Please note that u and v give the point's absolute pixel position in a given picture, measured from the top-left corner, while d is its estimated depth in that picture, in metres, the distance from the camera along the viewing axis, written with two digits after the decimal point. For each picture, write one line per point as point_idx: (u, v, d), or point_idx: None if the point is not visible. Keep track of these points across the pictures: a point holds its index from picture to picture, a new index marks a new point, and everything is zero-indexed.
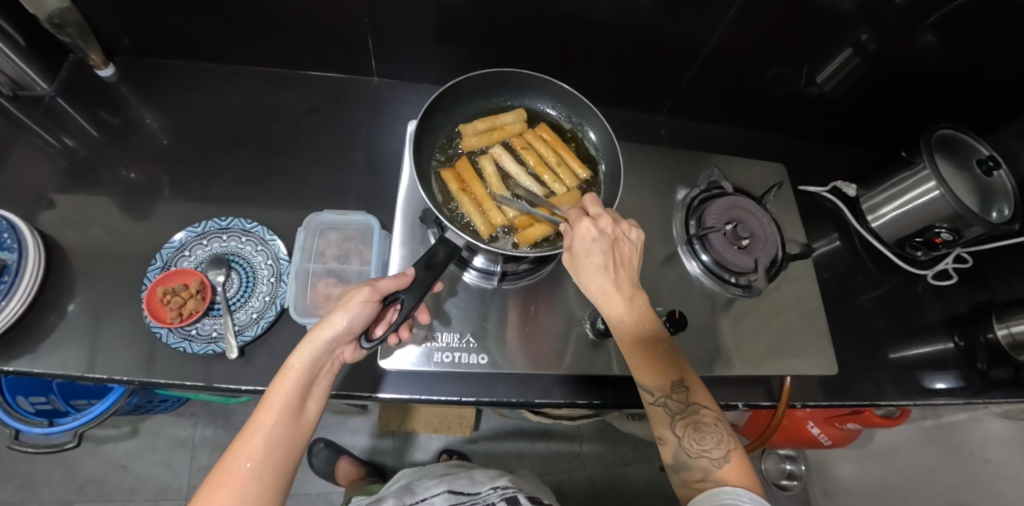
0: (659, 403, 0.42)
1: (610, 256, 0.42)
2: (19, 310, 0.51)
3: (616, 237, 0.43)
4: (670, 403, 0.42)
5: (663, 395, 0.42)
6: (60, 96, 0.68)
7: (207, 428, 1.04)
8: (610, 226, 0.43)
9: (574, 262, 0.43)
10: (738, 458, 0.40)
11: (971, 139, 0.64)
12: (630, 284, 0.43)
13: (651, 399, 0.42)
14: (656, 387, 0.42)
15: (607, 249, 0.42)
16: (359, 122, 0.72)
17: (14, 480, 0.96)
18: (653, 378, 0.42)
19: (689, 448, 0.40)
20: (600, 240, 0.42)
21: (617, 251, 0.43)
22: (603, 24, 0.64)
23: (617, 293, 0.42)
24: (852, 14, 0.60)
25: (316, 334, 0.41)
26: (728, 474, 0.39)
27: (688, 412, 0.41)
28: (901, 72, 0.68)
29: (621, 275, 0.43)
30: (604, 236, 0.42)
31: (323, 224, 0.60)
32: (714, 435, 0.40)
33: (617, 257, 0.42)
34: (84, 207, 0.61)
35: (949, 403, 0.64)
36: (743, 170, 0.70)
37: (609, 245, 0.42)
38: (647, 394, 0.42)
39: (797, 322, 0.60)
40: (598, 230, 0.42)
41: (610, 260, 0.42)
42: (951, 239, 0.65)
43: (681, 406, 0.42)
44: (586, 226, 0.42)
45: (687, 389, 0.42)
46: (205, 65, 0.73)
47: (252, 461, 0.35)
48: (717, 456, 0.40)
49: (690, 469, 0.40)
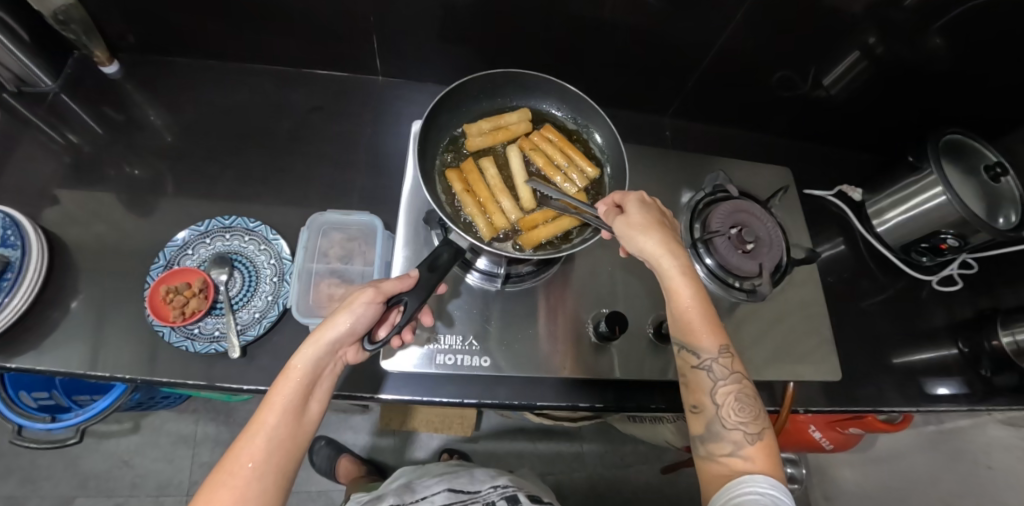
0: (702, 367, 0.42)
1: (663, 220, 0.45)
2: (22, 306, 0.51)
3: (663, 212, 0.47)
4: (716, 367, 0.42)
5: (709, 357, 0.42)
6: (64, 92, 0.68)
7: (209, 425, 1.04)
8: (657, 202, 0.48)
9: (629, 221, 0.44)
10: (769, 440, 0.40)
11: (978, 144, 0.63)
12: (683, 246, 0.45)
13: (695, 361, 0.42)
14: (704, 350, 0.42)
15: (661, 215, 0.46)
16: (362, 121, 0.72)
17: (16, 474, 0.97)
18: (703, 341, 0.42)
19: (724, 418, 0.40)
20: (653, 207, 0.46)
21: (667, 222, 0.46)
22: (608, 25, 0.64)
23: (677, 247, 0.43)
24: (859, 16, 0.59)
25: (320, 334, 0.41)
26: (757, 452, 0.38)
27: (729, 382, 0.41)
28: (910, 76, 0.67)
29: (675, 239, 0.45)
30: (655, 208, 0.47)
31: (326, 223, 0.60)
32: (752, 411, 0.40)
33: (667, 223, 0.46)
34: (87, 205, 0.61)
35: (951, 410, 0.64)
36: (748, 173, 0.70)
37: (660, 212, 0.46)
38: (692, 356, 0.43)
39: (801, 327, 0.60)
40: (650, 201, 0.47)
41: (666, 223, 0.45)
42: (957, 246, 0.65)
43: (725, 373, 0.42)
44: (640, 195, 0.46)
45: (733, 356, 0.42)
46: (209, 62, 0.72)
47: (253, 461, 0.35)
48: (752, 431, 0.39)
49: (721, 440, 0.40)
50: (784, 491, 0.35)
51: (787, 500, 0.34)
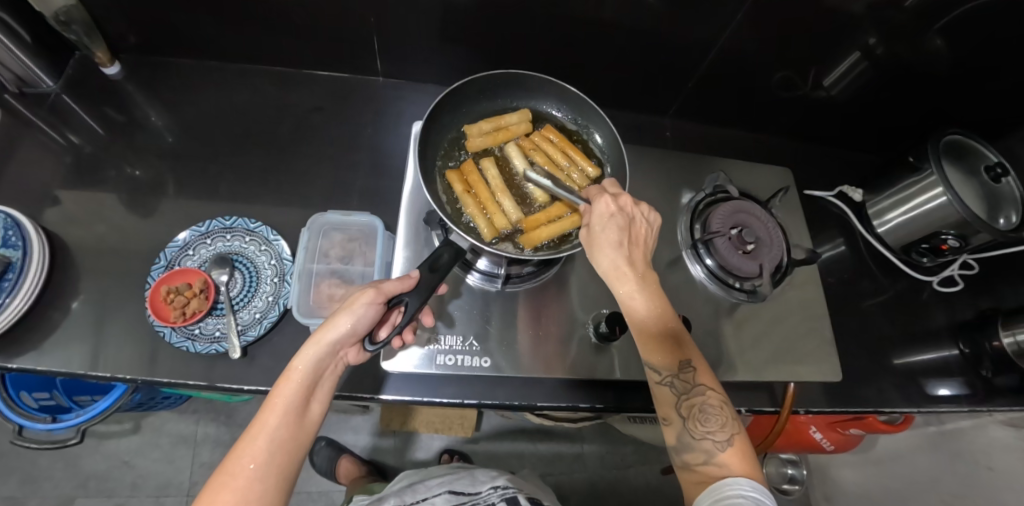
0: (665, 383, 0.42)
1: (626, 232, 0.43)
2: (23, 306, 0.51)
3: (633, 217, 0.45)
4: (678, 382, 0.42)
5: (671, 374, 0.42)
6: (66, 93, 0.68)
7: (209, 425, 1.04)
8: (628, 205, 0.45)
9: (590, 236, 0.44)
10: (741, 442, 0.39)
11: (978, 145, 0.64)
12: (642, 263, 0.44)
13: (657, 378, 0.42)
14: (663, 366, 0.42)
15: (623, 226, 0.44)
16: (363, 122, 0.72)
17: (16, 475, 0.96)
18: (663, 358, 0.42)
19: (693, 429, 0.40)
20: (618, 216, 0.44)
21: (633, 230, 0.44)
22: (609, 25, 0.64)
23: (629, 269, 0.42)
24: (860, 16, 0.59)
25: (320, 335, 0.41)
26: (731, 457, 0.38)
27: (694, 393, 0.41)
28: (911, 76, 0.67)
29: (635, 254, 0.44)
30: (622, 215, 0.44)
31: (327, 223, 0.60)
32: (719, 418, 0.40)
33: (632, 235, 0.44)
34: (89, 205, 0.61)
35: (953, 410, 0.64)
36: (749, 174, 0.70)
37: (626, 222, 0.44)
38: (653, 374, 0.42)
39: (801, 328, 0.60)
40: (617, 208, 0.44)
41: (627, 236, 0.44)
42: (958, 246, 0.65)
43: (687, 386, 0.41)
44: (605, 202, 0.44)
45: (694, 369, 0.42)
46: (210, 62, 0.73)
47: (256, 463, 0.35)
48: (721, 439, 0.39)
49: (693, 450, 0.39)
50: (764, 491, 0.35)
51: (770, 500, 0.34)
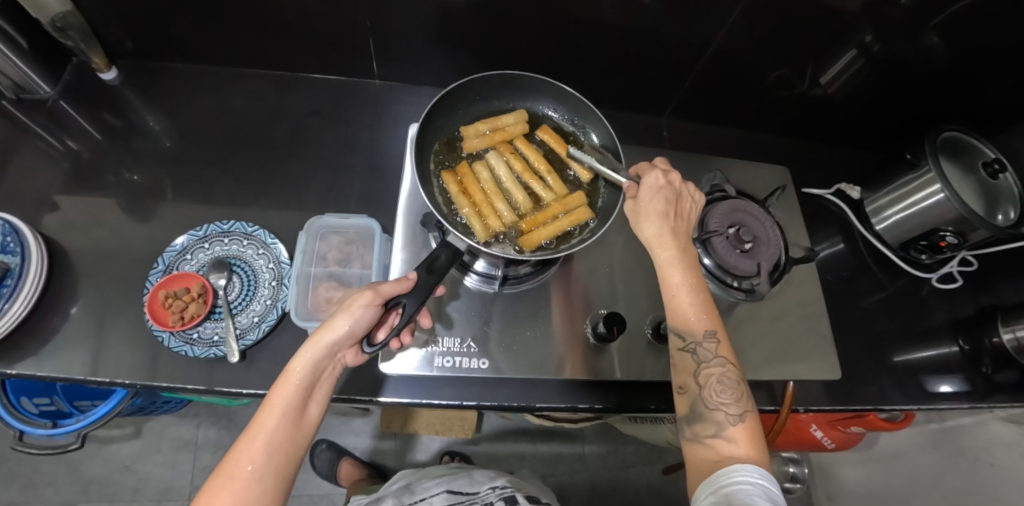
0: (687, 350, 0.42)
1: (673, 205, 0.45)
2: (22, 312, 0.51)
3: (680, 193, 0.46)
4: (701, 350, 0.41)
5: (694, 341, 0.41)
6: (63, 99, 0.68)
7: (210, 428, 1.05)
8: (677, 181, 0.47)
9: (637, 207, 0.45)
10: (752, 420, 0.39)
11: (976, 142, 0.64)
12: (684, 235, 0.45)
13: (680, 344, 0.42)
14: (690, 332, 0.41)
15: (671, 200, 0.45)
16: (360, 125, 0.72)
17: (18, 480, 0.97)
18: (690, 324, 0.41)
19: (707, 399, 0.40)
20: (666, 190, 0.45)
21: (679, 205, 0.46)
22: (605, 25, 0.64)
23: (672, 238, 0.43)
24: (856, 14, 0.59)
25: (319, 336, 0.41)
26: (740, 433, 0.38)
27: (713, 364, 0.41)
28: (907, 74, 0.67)
29: (679, 226, 0.45)
30: (670, 189, 0.46)
31: (324, 227, 0.61)
32: (734, 393, 0.40)
33: (678, 209, 0.45)
34: (88, 210, 0.61)
35: (953, 407, 0.63)
36: (746, 173, 0.70)
37: (672, 197, 0.45)
38: (676, 339, 0.42)
39: (800, 327, 0.60)
40: (666, 182, 0.46)
41: (673, 209, 0.45)
42: (956, 243, 0.65)
43: (709, 356, 0.41)
44: (656, 175, 0.46)
45: (720, 340, 0.41)
46: (207, 67, 0.73)
47: (253, 464, 0.35)
48: (734, 412, 0.39)
49: (704, 421, 0.39)
50: (772, 478, 0.35)
51: (777, 490, 0.33)
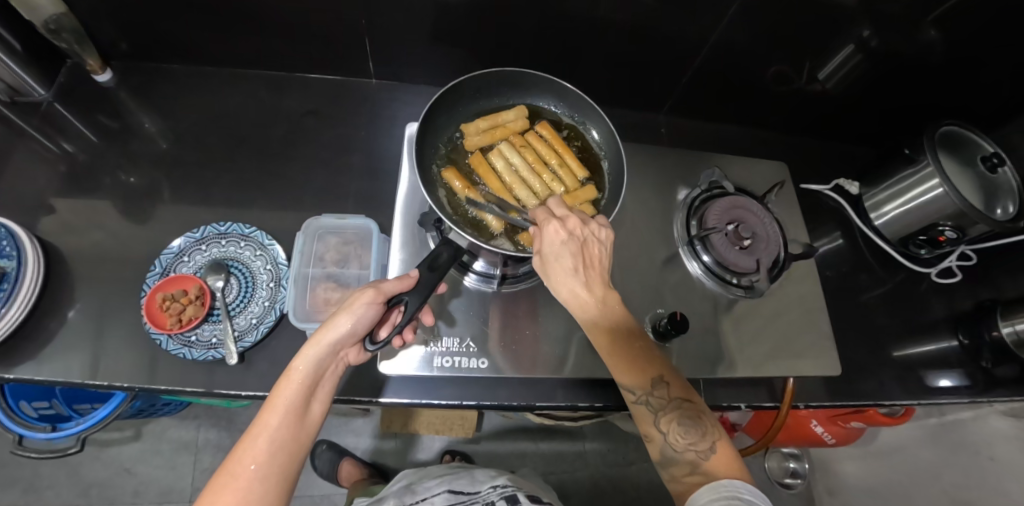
0: (641, 402, 0.41)
1: (581, 258, 0.41)
2: (20, 316, 0.51)
3: (586, 238, 0.42)
4: (652, 400, 0.41)
5: (644, 393, 0.41)
6: (58, 102, 0.68)
7: (210, 430, 1.04)
8: (578, 227, 0.42)
9: (544, 263, 0.42)
10: (724, 448, 0.39)
11: (975, 136, 0.63)
12: (600, 284, 0.42)
13: (632, 398, 0.41)
14: (637, 386, 0.41)
15: (576, 252, 0.41)
16: (357, 125, 0.72)
17: (19, 484, 0.96)
18: (636, 378, 0.41)
19: (675, 443, 0.40)
20: (570, 242, 0.41)
21: (587, 252, 0.42)
22: (602, 22, 0.63)
23: (588, 295, 0.41)
24: (854, 10, 0.59)
25: (320, 336, 0.41)
26: (715, 465, 0.38)
27: (669, 408, 0.41)
28: (905, 69, 0.67)
29: (592, 276, 0.42)
30: (575, 238, 0.41)
31: (322, 227, 0.60)
32: (699, 428, 0.40)
33: (587, 259, 0.41)
34: (84, 213, 0.60)
35: (953, 402, 0.64)
36: (744, 169, 0.69)
37: (577, 247, 0.41)
38: (628, 393, 0.42)
39: (799, 323, 0.59)
40: (568, 232, 0.41)
41: (582, 261, 0.41)
42: (955, 237, 0.65)
43: (662, 401, 0.41)
44: (554, 227, 0.41)
45: (666, 384, 0.41)
46: (202, 67, 0.72)
47: (257, 463, 0.35)
48: (703, 448, 0.39)
49: (678, 464, 0.39)
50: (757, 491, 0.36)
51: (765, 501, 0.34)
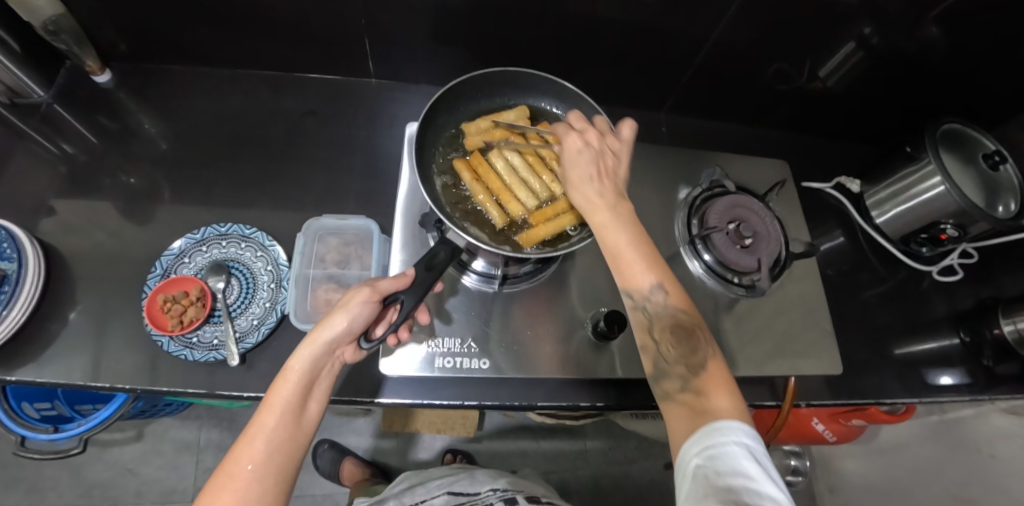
0: (639, 308, 0.40)
1: (597, 165, 0.44)
2: (21, 318, 0.51)
3: (604, 150, 0.45)
4: (650, 306, 0.40)
5: (642, 298, 0.40)
6: (58, 103, 0.67)
7: (212, 430, 1.05)
8: (596, 139, 0.46)
9: (565, 174, 0.45)
10: (718, 367, 0.38)
11: (976, 133, 0.63)
12: (615, 194, 0.44)
13: (630, 302, 0.41)
14: (636, 290, 0.40)
15: (593, 160, 0.44)
16: (357, 125, 0.72)
17: (21, 485, 0.96)
18: (635, 281, 0.40)
19: (669, 355, 0.39)
20: (588, 151, 0.45)
21: (603, 163, 0.45)
22: (603, 21, 0.63)
23: (602, 200, 0.43)
24: (855, 7, 0.59)
25: (316, 334, 0.40)
26: (706, 383, 0.37)
27: (666, 316, 0.40)
28: (907, 67, 0.66)
29: (606, 185, 0.44)
30: (592, 147, 0.45)
31: (322, 228, 0.60)
32: (693, 343, 0.39)
33: (602, 167, 0.44)
34: (84, 215, 0.60)
35: (954, 400, 0.64)
36: (745, 167, 0.69)
37: (595, 156, 0.44)
38: (627, 298, 0.41)
39: (800, 322, 0.59)
40: (586, 142, 0.45)
41: (598, 168, 0.44)
42: (957, 235, 0.65)
43: (660, 310, 0.40)
44: (574, 138, 0.45)
45: (669, 292, 0.40)
46: (201, 68, 0.72)
47: (253, 463, 0.35)
48: (695, 364, 0.38)
49: (670, 377, 0.38)
50: (750, 425, 0.34)
51: (759, 444, 0.32)
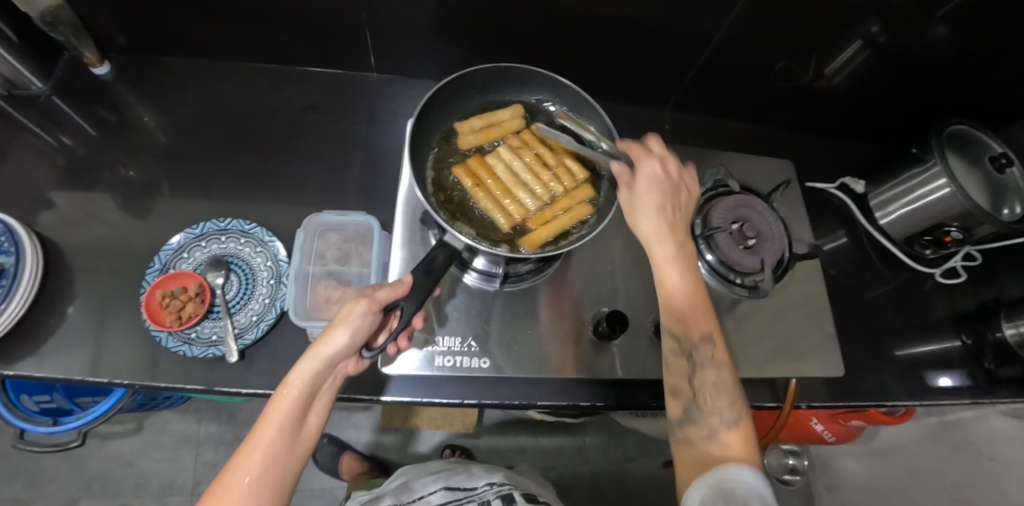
0: (682, 352, 0.41)
1: (670, 198, 0.43)
2: (20, 311, 0.50)
3: (677, 184, 0.45)
4: (697, 354, 0.41)
5: (690, 343, 0.41)
6: (56, 95, 0.67)
7: (211, 424, 1.05)
8: (674, 171, 0.45)
9: (632, 197, 0.43)
10: (746, 427, 0.39)
11: (982, 135, 0.63)
12: (681, 232, 0.44)
13: (675, 345, 0.41)
14: (686, 335, 0.41)
15: (666, 191, 0.43)
16: (358, 119, 0.71)
17: (21, 477, 0.97)
18: (687, 326, 0.41)
19: (702, 404, 0.40)
20: (663, 180, 0.43)
21: (676, 197, 0.44)
22: (608, 17, 0.62)
23: (671, 235, 0.42)
24: (863, 6, 0.58)
25: (317, 348, 0.39)
26: (733, 438, 0.38)
27: (709, 368, 0.41)
28: (914, 65, 0.66)
29: (675, 221, 0.44)
30: (667, 179, 0.44)
31: (322, 224, 0.60)
32: (728, 398, 0.40)
33: (674, 202, 0.44)
34: (82, 208, 0.60)
35: (955, 402, 0.63)
36: (749, 167, 0.69)
37: (668, 190, 0.44)
38: (672, 339, 0.42)
39: (802, 323, 0.59)
40: (664, 172, 0.44)
41: (669, 201, 0.43)
42: (961, 238, 0.65)
43: (705, 360, 0.41)
44: (652, 164, 0.44)
45: (718, 346, 0.41)
46: (201, 60, 0.71)
47: (252, 475, 0.36)
48: (726, 419, 0.39)
49: (698, 424, 0.39)
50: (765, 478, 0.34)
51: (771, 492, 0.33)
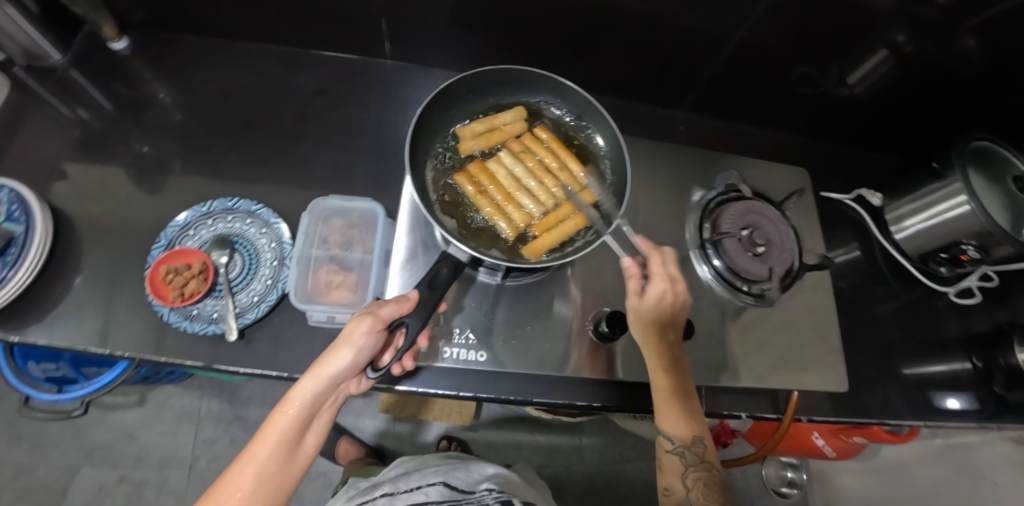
0: (675, 452, 0.47)
1: (670, 317, 0.48)
2: (26, 279, 0.51)
3: (680, 303, 0.49)
4: (687, 454, 0.47)
5: (683, 446, 0.46)
6: (73, 68, 0.68)
7: (213, 402, 1.06)
8: (681, 291, 0.48)
9: (639, 309, 0.48)
10: None
11: (1006, 153, 0.61)
12: (677, 346, 0.48)
13: (669, 446, 0.47)
14: (678, 437, 0.46)
15: (669, 312, 0.48)
16: (369, 106, 0.71)
17: (25, 442, 0.99)
18: (681, 430, 0.46)
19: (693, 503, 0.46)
20: (667, 303, 0.48)
21: (674, 314, 0.48)
22: (626, 14, 0.61)
23: (667, 348, 0.47)
24: (889, 13, 0.56)
25: (320, 367, 0.40)
26: None
27: (698, 468, 0.47)
28: (940, 77, 0.64)
29: (671, 335, 0.48)
30: (673, 301, 0.48)
31: (327, 209, 0.60)
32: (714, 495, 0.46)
33: (672, 318, 0.48)
34: (93, 181, 0.60)
35: (960, 425, 0.62)
36: (764, 173, 0.68)
37: (667, 310, 0.48)
38: (667, 441, 0.47)
39: (808, 335, 0.58)
40: (671, 293, 0.48)
41: (669, 320, 0.48)
42: (978, 257, 0.63)
43: (695, 459, 0.47)
44: (662, 285, 0.47)
45: (705, 447, 0.47)
46: (217, 40, 0.71)
47: (242, 492, 0.37)
48: None
49: None
50: None
51: None
